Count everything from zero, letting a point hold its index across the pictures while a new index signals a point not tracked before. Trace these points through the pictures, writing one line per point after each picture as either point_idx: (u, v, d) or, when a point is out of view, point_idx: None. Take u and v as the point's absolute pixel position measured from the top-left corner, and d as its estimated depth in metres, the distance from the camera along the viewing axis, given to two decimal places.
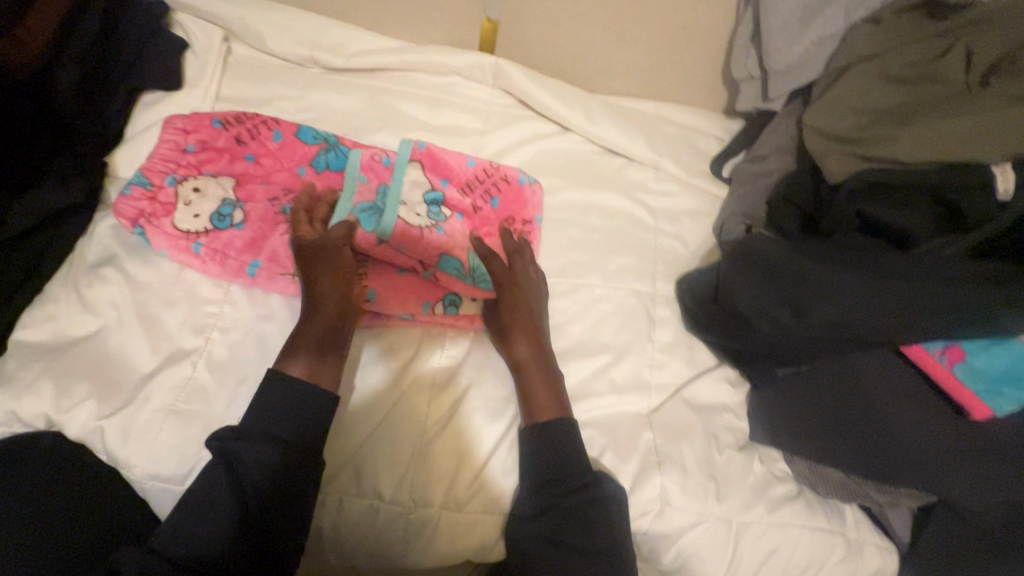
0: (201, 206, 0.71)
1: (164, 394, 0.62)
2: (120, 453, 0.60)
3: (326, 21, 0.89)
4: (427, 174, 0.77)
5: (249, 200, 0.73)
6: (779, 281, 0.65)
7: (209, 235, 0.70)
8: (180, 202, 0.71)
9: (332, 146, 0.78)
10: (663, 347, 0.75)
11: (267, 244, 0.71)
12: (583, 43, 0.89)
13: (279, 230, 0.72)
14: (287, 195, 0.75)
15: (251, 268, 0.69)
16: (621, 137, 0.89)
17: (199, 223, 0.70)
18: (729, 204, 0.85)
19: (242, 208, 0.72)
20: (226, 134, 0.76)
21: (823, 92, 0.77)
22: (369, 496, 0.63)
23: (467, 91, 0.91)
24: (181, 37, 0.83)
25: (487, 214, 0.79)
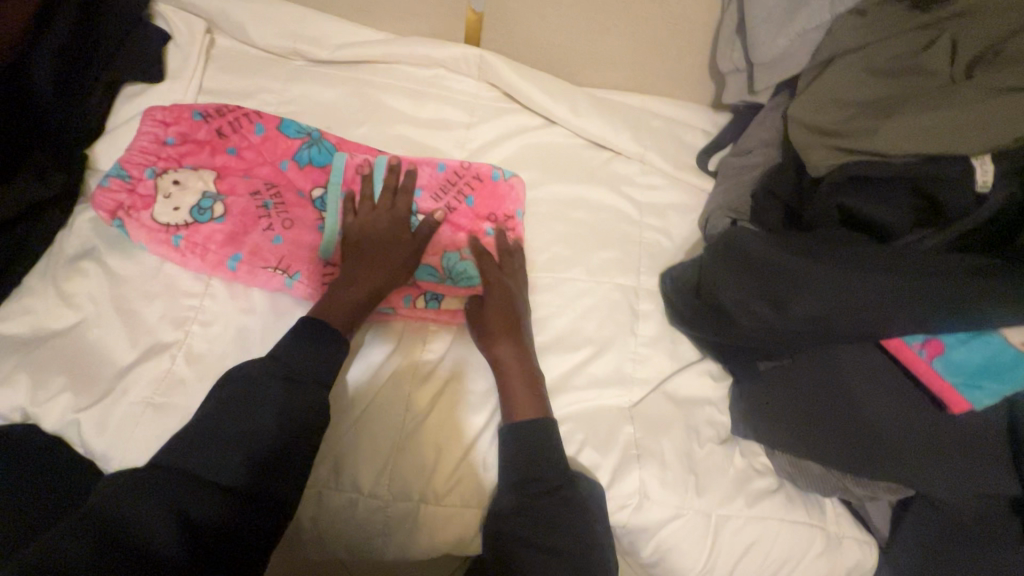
0: (181, 199, 0.71)
1: (142, 387, 0.62)
2: (96, 445, 0.60)
3: (310, 13, 0.88)
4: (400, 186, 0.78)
5: (230, 193, 0.72)
6: (762, 273, 0.65)
7: (189, 229, 0.69)
8: (160, 195, 0.70)
9: (315, 140, 0.77)
10: (646, 341, 0.75)
11: (248, 238, 0.70)
12: (569, 35, 0.88)
13: (260, 224, 0.72)
14: (269, 189, 0.74)
15: (231, 262, 0.69)
16: (607, 130, 0.89)
17: (178, 216, 0.70)
18: (714, 197, 0.85)
19: (223, 202, 0.71)
20: (207, 126, 0.75)
21: (807, 86, 0.76)
22: (347, 489, 0.63)
23: (452, 84, 0.91)
24: (163, 29, 0.83)
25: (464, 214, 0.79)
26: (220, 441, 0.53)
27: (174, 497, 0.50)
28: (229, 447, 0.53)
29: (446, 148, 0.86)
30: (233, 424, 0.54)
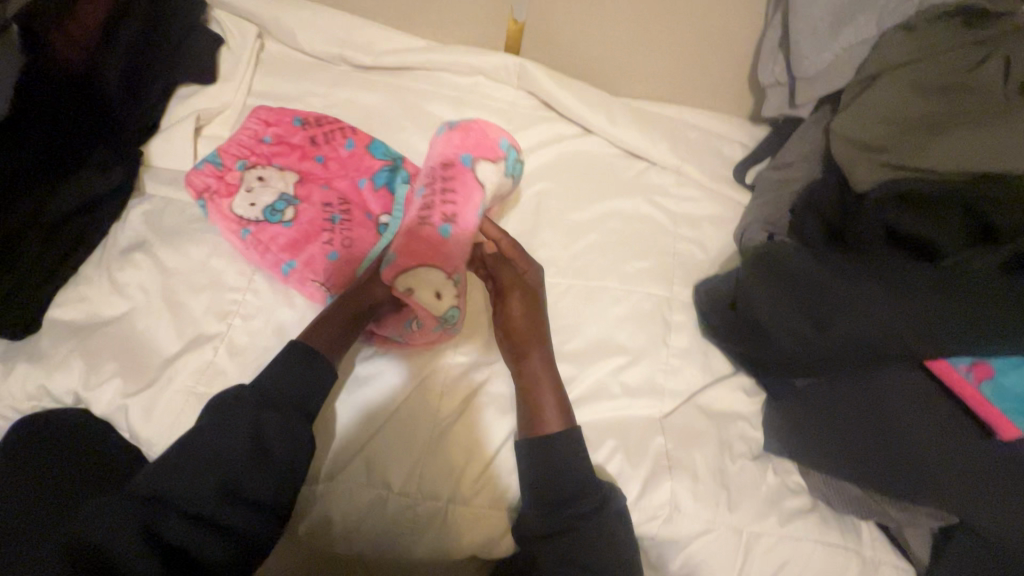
0: (259, 196, 0.74)
1: (186, 376, 0.64)
2: (141, 430, 0.62)
3: (356, 20, 0.91)
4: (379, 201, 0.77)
5: (305, 199, 0.75)
6: (803, 294, 0.65)
7: (258, 226, 0.72)
8: (243, 187, 0.74)
9: (396, 166, 0.79)
10: (678, 352, 0.75)
11: (307, 244, 0.72)
12: (608, 46, 0.89)
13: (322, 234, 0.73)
14: (341, 204, 0.76)
15: (288, 264, 0.70)
16: (643, 141, 0.89)
17: (252, 212, 0.73)
18: (752, 211, 0.84)
19: (295, 207, 0.74)
20: (302, 133, 0.80)
21: (849, 102, 0.76)
22: (378, 486, 0.64)
23: (491, 91, 0.92)
24: (218, 34, 0.87)
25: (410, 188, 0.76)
26: (192, 466, 0.55)
27: (176, 519, 0.53)
28: (204, 479, 0.54)
29: None
30: (208, 447, 0.55)
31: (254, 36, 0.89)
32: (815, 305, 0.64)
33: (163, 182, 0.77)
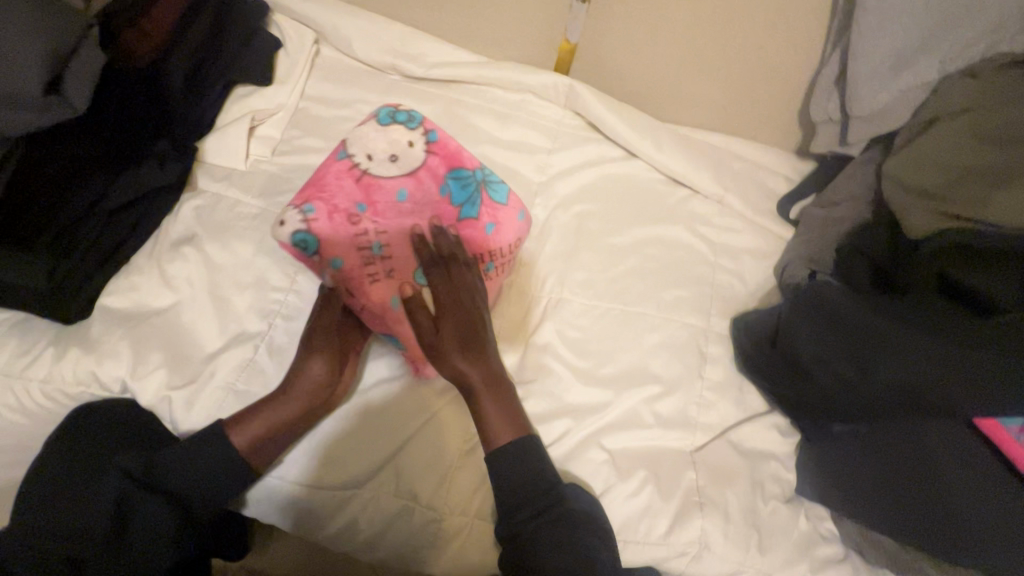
0: (324, 198, 0.62)
1: (231, 367, 0.66)
2: (183, 409, 0.64)
3: (411, 31, 0.92)
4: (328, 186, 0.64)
5: (370, 209, 0.64)
6: (846, 334, 0.65)
7: (313, 230, 0.61)
8: (310, 192, 0.63)
9: (478, 188, 0.67)
10: (712, 385, 0.74)
11: (336, 207, 0.63)
12: (660, 71, 0.89)
13: (348, 215, 0.63)
14: (394, 217, 0.64)
15: (304, 211, 0.61)
16: (688, 168, 0.89)
17: (310, 218, 0.61)
18: (794, 246, 0.83)
19: (357, 216, 0.63)
20: (391, 138, 0.67)
21: (901, 149, 0.76)
22: (404, 497, 0.64)
23: (538, 109, 0.93)
24: (278, 37, 0.89)
25: (346, 171, 0.65)
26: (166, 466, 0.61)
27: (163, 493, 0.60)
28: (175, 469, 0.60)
29: (526, 171, 0.88)
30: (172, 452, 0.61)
31: (310, 41, 0.91)
32: (858, 346, 0.63)
33: (216, 179, 0.79)
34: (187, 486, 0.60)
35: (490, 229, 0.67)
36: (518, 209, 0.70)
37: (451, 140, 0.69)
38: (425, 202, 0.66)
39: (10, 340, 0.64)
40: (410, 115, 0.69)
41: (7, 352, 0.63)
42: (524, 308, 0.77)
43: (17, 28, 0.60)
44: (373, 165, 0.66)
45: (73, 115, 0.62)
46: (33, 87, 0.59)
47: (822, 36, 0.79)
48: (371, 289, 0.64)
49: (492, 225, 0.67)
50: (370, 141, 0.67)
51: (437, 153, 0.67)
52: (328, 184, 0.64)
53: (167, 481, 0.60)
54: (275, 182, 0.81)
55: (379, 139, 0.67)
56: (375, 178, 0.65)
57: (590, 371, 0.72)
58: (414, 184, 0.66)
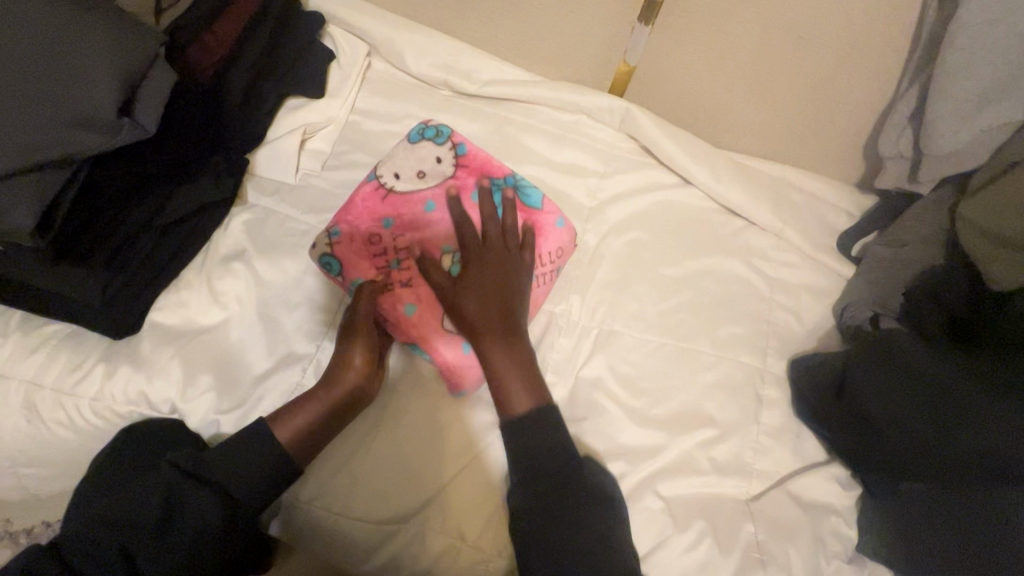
0: (351, 218, 0.68)
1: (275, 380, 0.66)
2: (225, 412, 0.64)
3: (464, 46, 0.90)
4: (358, 207, 0.69)
5: (396, 225, 0.68)
6: (915, 388, 0.62)
7: (339, 249, 0.66)
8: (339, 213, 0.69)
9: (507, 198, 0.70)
10: (769, 430, 0.71)
11: (362, 227, 0.68)
12: (719, 97, 0.86)
13: (372, 233, 0.67)
14: (420, 231, 0.68)
15: (333, 234, 0.66)
16: (745, 199, 0.86)
17: (338, 237, 0.67)
18: (855, 285, 0.80)
19: (383, 233, 0.67)
20: (421, 156, 0.72)
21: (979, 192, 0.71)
22: (451, 535, 0.61)
23: (591, 131, 0.90)
24: (331, 49, 0.88)
25: (375, 189, 0.70)
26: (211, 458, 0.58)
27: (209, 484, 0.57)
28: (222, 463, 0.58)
29: (578, 195, 0.86)
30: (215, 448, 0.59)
31: (363, 54, 0.90)
32: (929, 403, 0.60)
33: (266, 193, 0.78)
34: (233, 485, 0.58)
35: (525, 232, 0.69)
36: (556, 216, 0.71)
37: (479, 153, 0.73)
38: (451, 215, 0.69)
39: (63, 354, 0.63)
40: (439, 131, 0.73)
41: (60, 366, 0.63)
42: (573, 339, 0.74)
43: (91, 46, 0.49)
44: (402, 183, 0.70)
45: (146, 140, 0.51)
46: (105, 110, 0.48)
47: (898, 70, 0.76)
48: (392, 300, 0.65)
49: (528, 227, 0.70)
50: (401, 162, 0.72)
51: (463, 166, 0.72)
52: (358, 206, 0.69)
53: (214, 473, 0.57)
54: (325, 198, 0.80)
55: (410, 158, 0.72)
56: (403, 196, 0.69)
57: (642, 411, 0.69)
58: (441, 198, 0.69)
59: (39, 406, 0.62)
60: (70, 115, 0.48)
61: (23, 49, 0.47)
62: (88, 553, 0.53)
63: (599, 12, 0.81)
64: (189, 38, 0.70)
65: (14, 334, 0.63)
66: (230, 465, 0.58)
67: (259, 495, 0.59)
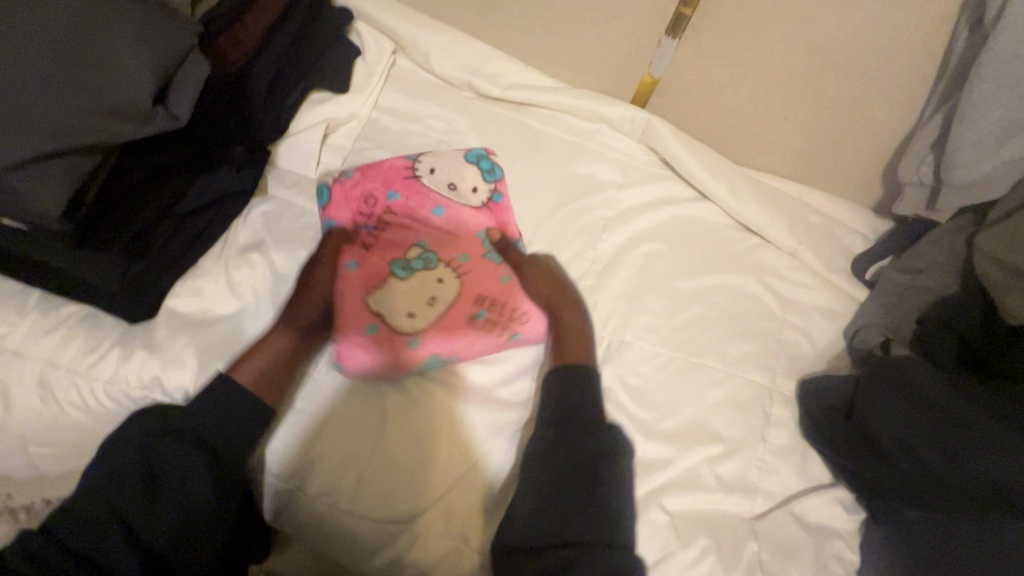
0: (366, 180, 0.76)
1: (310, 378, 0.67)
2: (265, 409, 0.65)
3: (489, 49, 0.91)
4: (376, 172, 0.77)
5: (396, 208, 0.75)
6: (931, 417, 0.61)
7: (338, 192, 0.75)
8: (358, 171, 0.77)
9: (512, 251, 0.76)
10: (775, 450, 0.71)
11: (368, 189, 0.76)
12: (741, 113, 0.87)
13: (370, 196, 0.76)
14: (415, 223, 0.75)
15: (345, 176, 0.77)
16: (762, 216, 0.86)
17: (345, 185, 0.76)
18: (867, 309, 0.80)
19: (382, 206, 0.75)
20: (460, 174, 0.79)
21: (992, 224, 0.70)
22: (457, 539, 0.61)
23: (610, 141, 0.90)
24: (356, 45, 0.88)
25: (399, 170, 0.77)
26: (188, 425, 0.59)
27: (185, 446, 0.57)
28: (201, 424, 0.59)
29: (595, 203, 0.86)
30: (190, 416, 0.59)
31: (388, 52, 0.90)
32: (944, 435, 0.60)
33: (286, 186, 0.79)
34: (210, 443, 0.58)
35: (504, 281, 0.73)
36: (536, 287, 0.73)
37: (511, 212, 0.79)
38: (450, 227, 0.76)
39: (79, 335, 0.64)
40: (492, 168, 0.80)
41: (76, 348, 0.63)
42: None
43: (125, 32, 0.49)
44: (430, 178, 0.77)
45: (178, 128, 0.52)
46: (139, 98, 0.49)
47: (922, 97, 0.76)
48: (348, 256, 0.71)
49: (507, 278, 0.73)
50: (445, 165, 0.79)
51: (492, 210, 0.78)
52: (376, 173, 0.77)
53: (203, 434, 0.58)
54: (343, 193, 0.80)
55: (454, 167, 0.79)
56: (422, 188, 0.77)
57: (650, 424, 0.69)
58: (453, 209, 0.76)
59: (53, 386, 0.62)
60: (104, 100, 0.48)
61: (55, 30, 0.47)
62: (81, 531, 0.52)
63: (627, 23, 0.81)
64: (223, 31, 0.69)
65: (32, 313, 0.64)
66: (207, 425, 0.59)
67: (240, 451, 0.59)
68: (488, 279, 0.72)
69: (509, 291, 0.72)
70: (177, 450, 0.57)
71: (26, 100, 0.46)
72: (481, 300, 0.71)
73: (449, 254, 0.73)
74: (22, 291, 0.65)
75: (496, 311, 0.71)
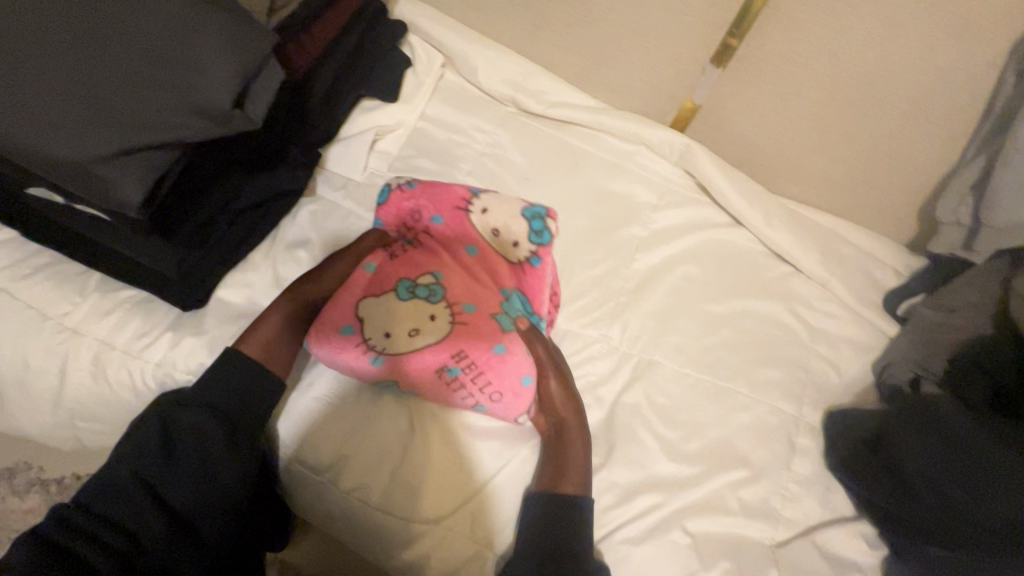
0: (418, 194, 0.75)
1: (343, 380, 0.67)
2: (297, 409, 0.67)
3: (535, 67, 0.93)
4: (430, 189, 0.75)
5: (430, 232, 0.74)
6: (955, 447, 0.62)
7: (393, 196, 0.75)
8: (416, 185, 0.75)
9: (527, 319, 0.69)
10: (799, 478, 0.71)
11: (418, 206, 0.75)
12: (780, 143, 0.88)
13: (416, 211, 0.75)
14: (441, 251, 0.72)
15: (406, 184, 0.75)
16: (796, 246, 0.86)
17: (399, 192, 0.75)
18: (898, 345, 0.80)
19: (423, 224, 0.74)
20: (506, 227, 0.74)
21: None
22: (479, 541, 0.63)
23: (648, 163, 0.92)
24: (408, 57, 0.91)
25: (453, 197, 0.75)
26: (206, 399, 0.60)
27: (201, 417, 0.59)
28: (218, 398, 0.61)
29: (629, 223, 0.88)
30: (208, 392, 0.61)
31: (438, 65, 0.93)
32: (967, 465, 0.60)
33: (333, 188, 0.82)
34: (220, 410, 0.60)
35: (496, 348, 0.66)
36: (528, 371, 0.66)
37: (545, 285, 0.72)
38: (471, 267, 0.71)
39: (134, 319, 0.67)
40: (543, 232, 0.73)
41: (131, 330, 0.66)
42: (612, 364, 0.75)
43: (211, 36, 0.52)
44: (478, 219, 0.74)
45: (252, 130, 0.55)
46: (220, 101, 0.52)
47: (964, 139, 0.77)
48: (369, 259, 0.71)
49: (501, 345, 0.66)
50: (502, 213, 0.74)
51: (528, 271, 0.72)
52: (431, 189, 0.75)
53: (223, 406, 0.60)
54: None
55: (510, 217, 0.74)
56: (466, 222, 0.73)
57: (676, 444, 0.70)
58: (485, 255, 0.72)
59: (106, 365, 0.65)
60: (188, 100, 0.51)
61: (149, 32, 0.51)
62: (107, 500, 0.54)
63: (673, 50, 0.84)
64: (290, 40, 0.72)
65: (93, 296, 0.67)
66: (217, 395, 0.61)
67: (250, 420, 0.61)
68: (481, 336, 0.66)
69: (497, 360, 0.65)
70: (191, 415, 0.59)
71: (117, 95, 0.49)
72: (458, 356, 0.65)
73: (454, 297, 0.68)
74: (84, 274, 0.68)
75: (468, 372, 0.65)
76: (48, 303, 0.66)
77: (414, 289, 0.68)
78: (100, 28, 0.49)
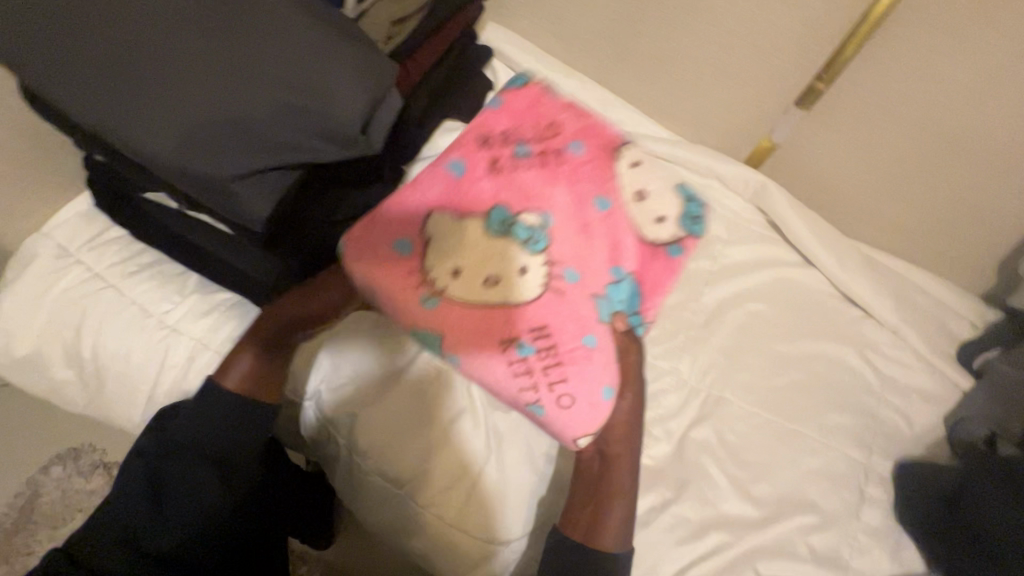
0: (551, 113, 0.72)
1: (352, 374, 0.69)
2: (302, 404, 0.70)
3: (613, 96, 0.95)
4: (558, 117, 0.72)
5: (539, 165, 0.69)
6: None
7: (513, 92, 0.73)
8: (547, 93, 0.73)
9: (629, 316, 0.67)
10: (868, 529, 0.70)
11: (546, 114, 0.72)
12: (859, 186, 0.87)
13: (542, 125, 0.72)
14: (557, 171, 0.69)
15: (515, 81, 0.73)
16: (868, 290, 0.86)
17: (523, 94, 0.73)
18: (972, 398, 0.78)
19: (525, 150, 0.70)
20: (635, 206, 0.69)
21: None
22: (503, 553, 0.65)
23: (721, 197, 0.92)
24: (491, 80, 0.94)
25: (570, 153, 0.70)
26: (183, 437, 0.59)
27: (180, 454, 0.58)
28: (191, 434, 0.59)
29: (699, 256, 0.88)
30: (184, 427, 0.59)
31: None
32: None
33: None
34: (199, 452, 0.58)
35: (584, 339, 0.64)
36: (610, 382, 0.64)
37: (659, 291, 0.69)
38: (575, 241, 0.67)
39: (229, 322, 0.69)
40: (697, 216, 0.71)
41: (225, 332, 0.69)
42: (681, 398, 0.76)
43: (345, 67, 0.56)
44: (618, 186, 0.70)
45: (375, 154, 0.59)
46: (351, 128, 0.56)
47: None
48: (472, 144, 0.69)
49: (591, 338, 0.64)
50: (644, 178, 0.71)
51: (659, 262, 0.69)
52: (558, 107, 0.72)
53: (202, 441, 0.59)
54: None
55: (634, 177, 0.70)
56: (586, 180, 0.69)
57: (746, 485, 0.70)
58: (607, 217, 0.68)
59: (197, 364, 0.68)
60: (323, 127, 0.55)
61: (295, 69, 0.55)
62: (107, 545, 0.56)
63: (758, 88, 0.84)
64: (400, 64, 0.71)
65: (192, 295, 0.70)
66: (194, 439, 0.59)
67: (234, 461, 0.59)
68: (575, 329, 0.64)
69: (576, 349, 0.64)
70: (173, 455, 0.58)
71: (262, 120, 0.54)
72: (537, 331, 0.63)
73: (553, 258, 0.66)
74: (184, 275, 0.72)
75: (541, 355, 0.63)
76: (149, 301, 0.69)
77: (487, 241, 0.65)
78: (247, 54, 0.54)
